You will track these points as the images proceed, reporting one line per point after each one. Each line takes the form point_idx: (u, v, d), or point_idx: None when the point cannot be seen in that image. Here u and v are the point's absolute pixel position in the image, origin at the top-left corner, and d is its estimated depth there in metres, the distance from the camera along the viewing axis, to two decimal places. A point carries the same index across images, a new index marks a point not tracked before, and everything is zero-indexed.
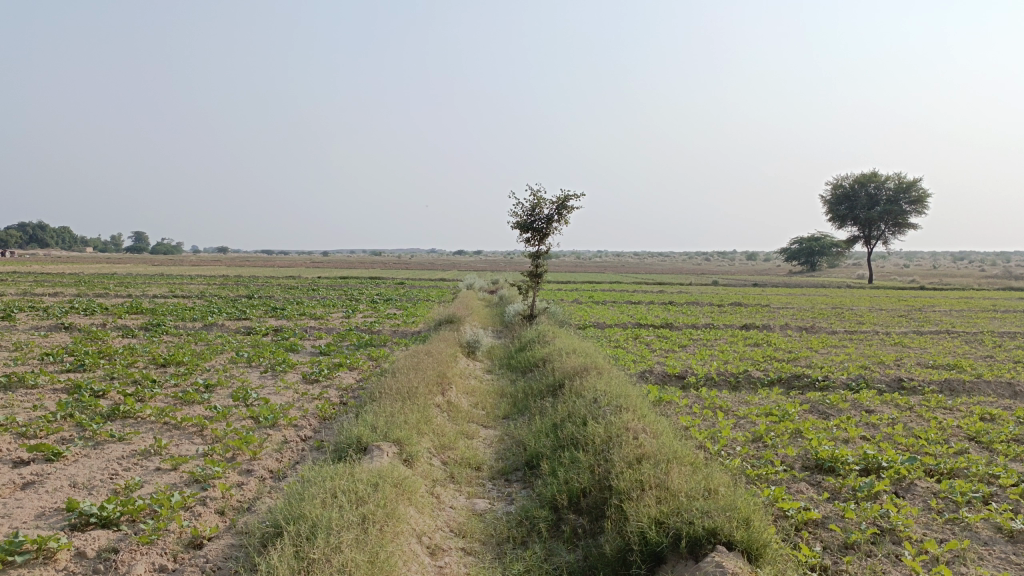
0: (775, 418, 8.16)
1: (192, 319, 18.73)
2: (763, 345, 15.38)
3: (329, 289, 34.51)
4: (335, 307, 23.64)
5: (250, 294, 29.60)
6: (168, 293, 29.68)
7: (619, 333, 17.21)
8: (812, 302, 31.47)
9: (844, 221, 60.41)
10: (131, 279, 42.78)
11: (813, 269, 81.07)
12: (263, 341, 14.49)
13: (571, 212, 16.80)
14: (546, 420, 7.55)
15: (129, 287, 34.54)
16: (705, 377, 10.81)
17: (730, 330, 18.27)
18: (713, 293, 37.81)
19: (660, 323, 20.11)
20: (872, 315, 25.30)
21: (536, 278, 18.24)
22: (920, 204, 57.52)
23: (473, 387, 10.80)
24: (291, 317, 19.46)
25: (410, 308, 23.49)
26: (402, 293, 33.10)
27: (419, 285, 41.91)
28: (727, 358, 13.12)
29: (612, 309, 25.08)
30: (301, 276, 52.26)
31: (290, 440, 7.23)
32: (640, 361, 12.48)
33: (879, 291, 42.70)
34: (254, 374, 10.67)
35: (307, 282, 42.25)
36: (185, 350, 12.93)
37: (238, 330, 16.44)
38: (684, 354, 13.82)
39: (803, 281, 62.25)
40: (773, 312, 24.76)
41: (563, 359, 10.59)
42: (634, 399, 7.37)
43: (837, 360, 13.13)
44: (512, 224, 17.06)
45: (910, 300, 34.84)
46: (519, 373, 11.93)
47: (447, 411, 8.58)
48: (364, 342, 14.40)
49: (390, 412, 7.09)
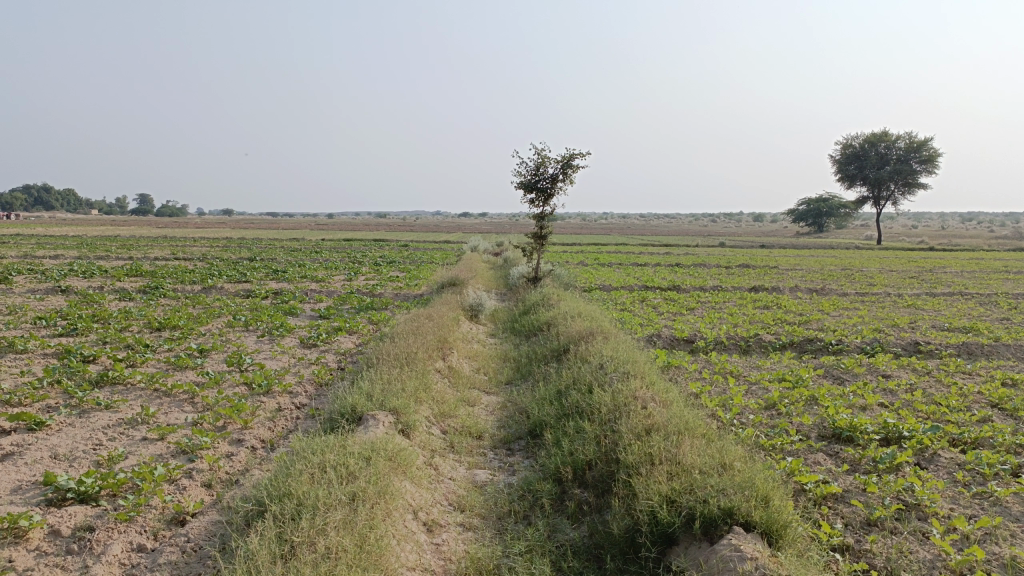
0: (789, 384, 7.84)
1: (191, 282, 18.45)
2: (772, 307, 15.03)
3: (332, 252, 34.20)
4: (337, 269, 23.33)
5: (251, 256, 29.29)
6: (169, 255, 29.40)
7: (625, 296, 16.87)
8: (821, 263, 31.02)
9: (854, 181, 59.56)
10: (134, 241, 42.52)
11: (821, 230, 80.30)
12: (262, 304, 14.20)
13: (576, 171, 16.34)
14: (550, 388, 7.25)
15: (131, 249, 34.28)
16: (714, 341, 10.49)
17: (739, 292, 17.90)
18: (720, 254, 37.38)
19: (667, 285, 19.74)
20: (882, 276, 24.88)
21: (540, 240, 17.86)
22: (932, 164, 56.62)
23: (475, 352, 10.51)
24: (292, 280, 19.17)
25: (412, 270, 23.17)
26: (405, 255, 32.78)
27: (423, 246, 41.58)
28: (737, 321, 12.78)
29: (618, 271, 24.71)
30: (305, 238, 51.91)
31: (284, 408, 6.95)
32: (647, 324, 12.15)
33: (888, 252, 42.12)
34: (250, 338, 10.39)
35: (311, 244, 41.95)
36: (181, 313, 12.65)
37: (237, 292, 16.16)
38: (692, 317, 13.47)
39: (811, 242, 61.61)
40: (781, 274, 24.37)
41: (568, 323, 10.25)
42: (642, 365, 7.04)
43: (849, 323, 12.77)
44: (516, 184, 16.62)
45: (920, 261, 34.33)
46: (522, 337, 11.61)
47: (447, 377, 8.29)
48: (364, 305, 14.09)
49: (387, 379, 6.79)
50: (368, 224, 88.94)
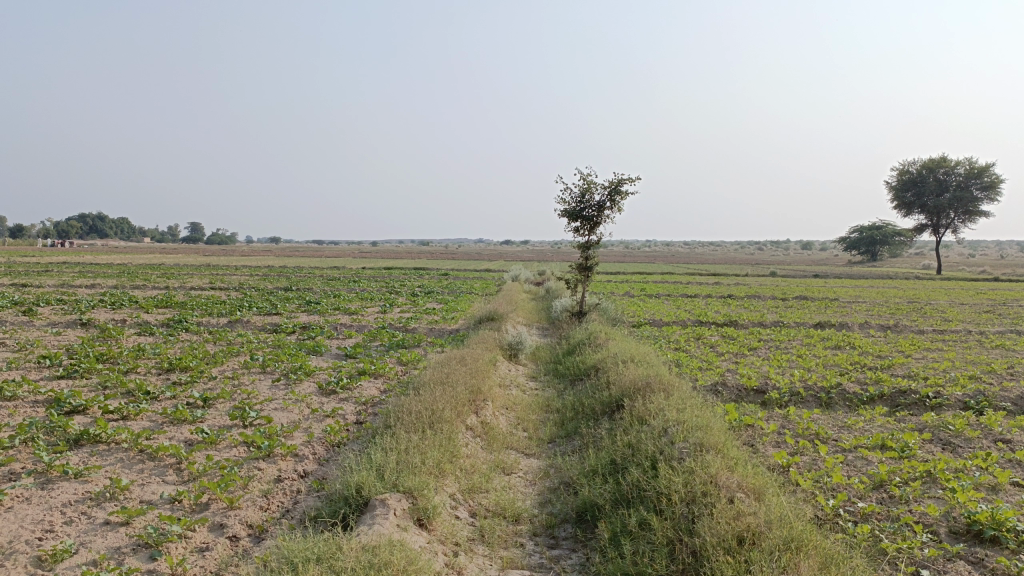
0: (895, 455, 6.46)
1: (219, 314, 17.55)
2: (844, 348, 13.50)
3: (370, 282, 33.31)
4: (373, 301, 22.30)
5: (287, 286, 28.61)
6: (206, 285, 28.80)
7: (677, 333, 15.49)
8: (884, 295, 29.15)
9: (911, 208, 57.12)
10: (177, 270, 42.36)
11: (874, 258, 77.43)
12: (286, 341, 13.17)
13: (625, 198, 15.13)
14: (603, 457, 5.98)
15: (172, 278, 33.93)
16: (789, 392, 9.09)
17: (803, 329, 16.35)
18: (772, 285, 35.63)
19: (722, 320, 18.29)
20: (955, 311, 22.93)
21: (585, 271, 16.63)
22: (994, 191, 54.02)
23: (514, 401, 9.28)
24: (324, 313, 18.21)
25: (450, 302, 22.08)
26: (444, 285, 31.73)
27: (463, 276, 40.48)
28: (808, 366, 11.31)
29: (666, 303, 23.27)
30: (347, 267, 51.38)
31: (285, 479, 5.82)
32: (707, 369, 10.78)
33: (951, 284, 39.76)
34: (263, 383, 9.31)
35: (350, 273, 41.27)
36: (198, 352, 11.68)
37: (263, 327, 15.22)
38: (756, 360, 12.06)
39: (866, 272, 59.09)
40: (843, 308, 22.67)
41: (620, 368, 8.94)
42: (716, 432, 5.75)
43: (938, 369, 11.21)
44: (560, 212, 15.48)
45: (991, 293, 32.09)
46: (568, 384, 10.30)
47: (479, 437, 7.07)
48: (394, 343, 12.97)
49: (405, 445, 5.63)
50: (411, 253, 88.49)
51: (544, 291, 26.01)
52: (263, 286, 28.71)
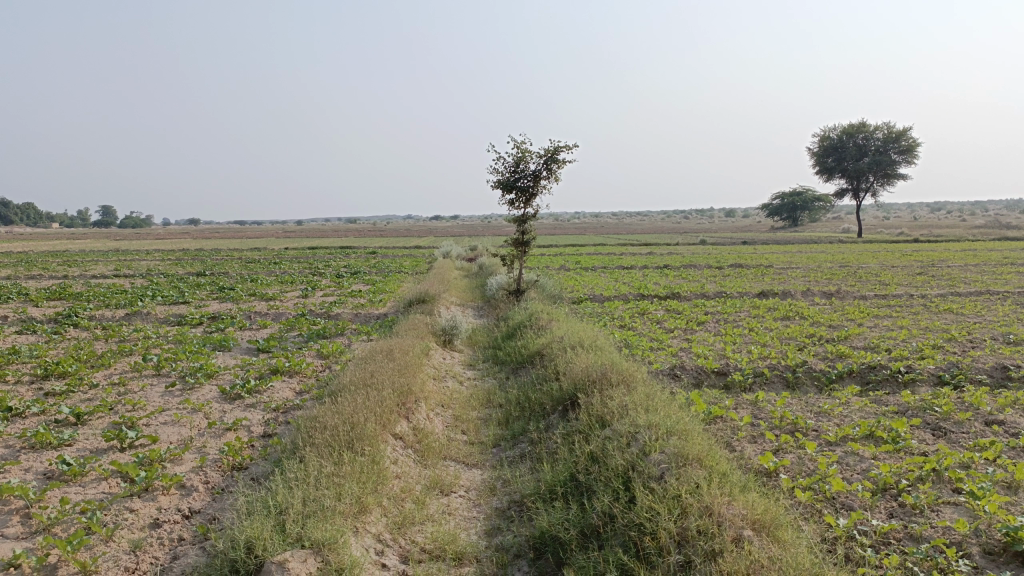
0: (890, 449, 5.68)
1: (118, 306, 15.78)
2: (795, 319, 12.84)
3: (292, 263, 31.53)
4: (293, 285, 20.73)
5: (201, 271, 26.65)
6: (109, 273, 26.50)
7: (621, 308, 14.62)
8: (815, 260, 29.06)
9: (833, 173, 58.18)
10: (80, 256, 39.25)
11: (796, 224, 78.96)
12: (190, 336, 11.68)
13: (562, 166, 14.11)
14: (560, 473, 4.98)
15: (76, 266, 31.36)
16: (753, 372, 8.26)
17: (748, 299, 15.69)
18: (704, 253, 35.30)
19: (664, 292, 17.53)
20: (888, 274, 22.90)
21: (521, 245, 15.57)
22: (911, 154, 55.36)
23: (451, 397, 8.20)
24: (237, 300, 16.64)
25: (377, 283, 20.73)
26: (372, 265, 30.28)
27: (391, 254, 38.93)
28: (764, 340, 10.55)
29: (604, 276, 22.51)
30: (268, 248, 49.02)
31: (164, 524, 4.62)
32: (659, 350, 9.91)
33: (872, 246, 40.51)
34: (155, 391, 7.95)
35: (273, 255, 39.23)
36: (83, 353, 10.14)
37: (166, 319, 13.66)
38: (708, 336, 11.30)
39: (791, 237, 59.93)
40: (780, 275, 22.30)
41: (570, 354, 7.92)
42: (695, 437, 4.81)
43: (898, 339, 10.61)
44: (493, 183, 14.34)
45: (916, 255, 32.49)
46: (510, 374, 9.22)
47: (410, 449, 5.97)
48: (314, 333, 11.67)
49: (316, 477, 4.49)
50: (339, 231, 85.74)
51: (476, 268, 24.85)
52: (174, 271, 26.61)
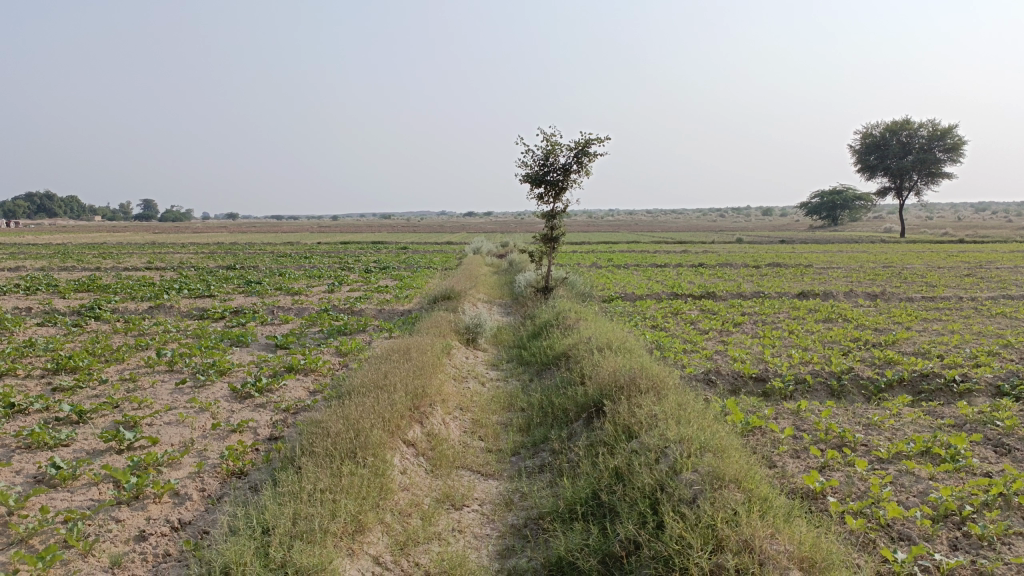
0: (951, 468, 5.11)
1: (142, 299, 15.64)
2: (837, 321, 12.18)
3: (322, 258, 31.40)
4: (321, 280, 20.51)
5: (231, 265, 26.58)
6: (141, 266, 26.59)
7: (653, 308, 14.07)
8: (856, 261, 28.07)
9: (874, 171, 56.68)
10: (116, 249, 39.69)
11: (836, 222, 77.22)
12: (209, 330, 11.42)
13: (593, 159, 13.61)
14: (581, 490, 4.53)
15: (111, 258, 31.62)
16: (794, 379, 7.71)
17: (787, 300, 15.01)
18: (741, 252, 34.39)
19: (699, 291, 16.94)
20: (934, 275, 21.98)
21: (550, 242, 15.10)
22: (957, 152, 53.66)
23: (470, 399, 7.78)
24: (262, 294, 16.42)
25: (405, 279, 20.43)
26: (402, 260, 30.05)
27: (422, 249, 38.70)
28: (805, 344, 9.95)
29: (637, 274, 21.94)
30: (301, 243, 49.09)
31: (149, 537, 4.27)
32: (692, 353, 9.38)
33: (915, 247, 39.28)
34: (164, 389, 7.65)
35: (305, 249, 39.18)
36: (99, 347, 9.92)
37: (188, 313, 13.45)
38: (745, 338, 10.74)
39: (830, 237, 58.49)
40: (820, 275, 21.53)
41: (597, 356, 7.44)
42: (732, 454, 4.32)
43: (950, 344, 9.95)
44: (522, 176, 13.90)
45: (963, 257, 31.23)
46: (534, 376, 8.75)
47: (422, 457, 5.56)
48: (335, 329, 11.34)
49: (310, 492, 4.09)
50: (372, 227, 85.93)
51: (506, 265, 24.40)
52: (205, 265, 26.62)
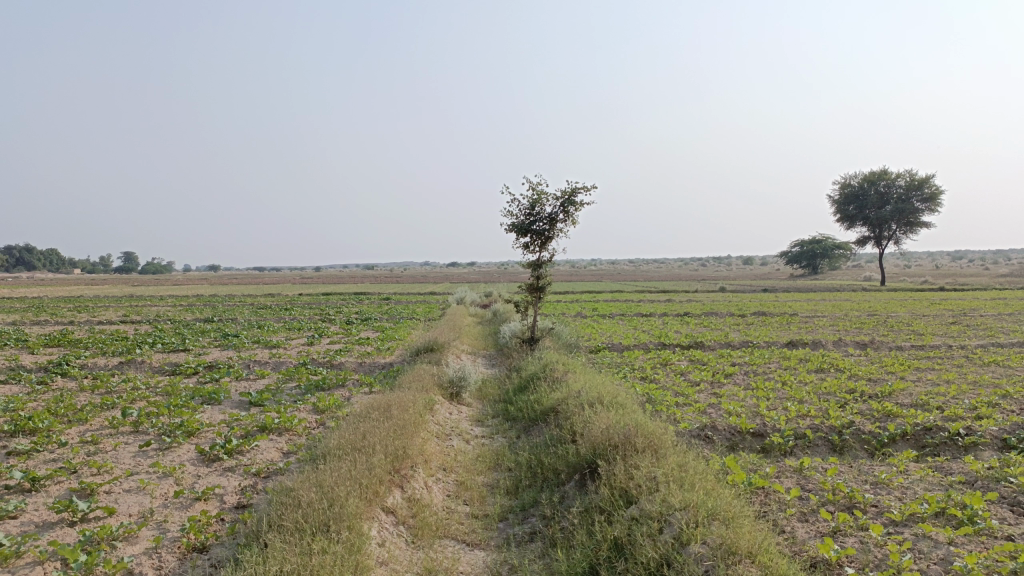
0: (971, 532, 4.76)
1: (114, 354, 15.08)
2: (830, 371, 11.90)
3: (303, 310, 30.90)
4: (300, 333, 20.02)
5: (209, 318, 25.99)
6: (116, 319, 25.94)
7: (641, 358, 13.74)
8: (841, 309, 27.98)
9: (854, 220, 57.33)
10: (92, 301, 38.92)
11: (817, 271, 77.80)
12: (181, 387, 10.92)
13: (579, 208, 13.43)
14: (577, 564, 4.13)
15: (86, 311, 30.87)
16: (794, 434, 7.37)
17: (776, 349, 14.74)
18: (726, 301, 34.28)
19: (687, 341, 16.65)
20: (921, 323, 21.88)
21: (535, 292, 14.81)
22: (933, 201, 54.45)
23: (454, 459, 7.35)
24: (239, 348, 15.91)
25: (387, 331, 19.99)
26: (385, 311, 29.63)
27: (404, 300, 38.29)
28: (800, 396, 9.64)
29: (623, 324, 21.67)
30: (283, 295, 48.58)
31: None
32: (685, 406, 9.04)
33: (898, 295, 39.45)
34: (128, 452, 7.16)
35: (286, 301, 38.64)
36: (62, 406, 9.40)
37: (160, 369, 12.93)
38: (738, 390, 10.42)
39: (812, 285, 58.78)
40: (807, 324, 21.34)
41: (587, 412, 7.07)
42: (741, 523, 3.96)
43: (949, 395, 9.67)
44: (506, 226, 13.68)
45: (946, 305, 31.28)
46: (522, 433, 8.35)
47: (402, 526, 5.13)
48: (313, 384, 10.88)
49: (276, 574, 3.68)
50: (355, 278, 85.49)
51: (490, 315, 24.04)
52: (182, 318, 26.00)
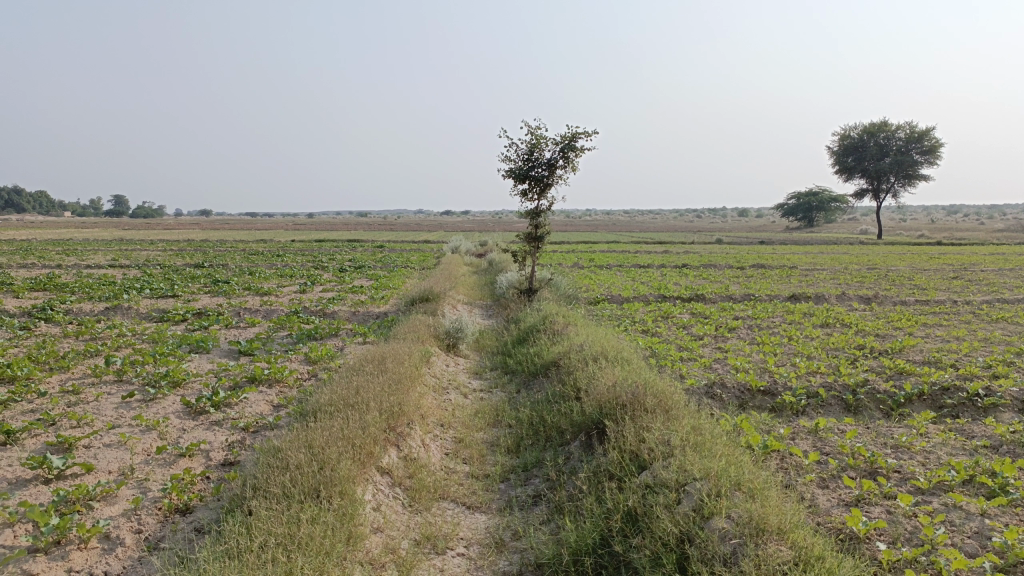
0: (1005, 503, 4.48)
1: (100, 300, 14.65)
2: (836, 326, 11.62)
3: (295, 257, 30.40)
4: (293, 280, 19.59)
5: (199, 264, 25.52)
6: (104, 264, 25.40)
7: (641, 311, 13.42)
8: (839, 262, 27.70)
9: (852, 173, 56.72)
10: (79, 246, 38.31)
11: (812, 224, 77.43)
12: (167, 335, 10.54)
13: (580, 155, 12.94)
14: (588, 535, 3.84)
15: (74, 255, 30.33)
16: (806, 392, 7.09)
17: (779, 303, 14.44)
18: (722, 253, 33.90)
19: (687, 293, 16.34)
20: (921, 278, 21.60)
21: (534, 241, 14.40)
22: (933, 154, 53.83)
23: (452, 414, 7.04)
24: (229, 295, 15.50)
25: (381, 279, 19.60)
26: (379, 259, 29.21)
27: (398, 248, 37.82)
28: (809, 352, 9.35)
29: (620, 275, 21.34)
30: (275, 241, 47.92)
31: None
32: (690, 361, 8.74)
33: (894, 248, 39.21)
34: (110, 404, 6.80)
35: (278, 247, 38.04)
36: (43, 353, 9.01)
37: (147, 316, 12.52)
38: (743, 345, 10.13)
39: (809, 238, 58.40)
40: (807, 277, 21.06)
41: (592, 368, 6.74)
42: (767, 495, 3.66)
43: (960, 352, 9.40)
44: (505, 172, 13.20)
45: (945, 259, 31.00)
46: (521, 387, 8.03)
47: (399, 488, 4.83)
48: (304, 333, 10.54)
49: (263, 546, 3.37)
50: (348, 225, 84.70)
51: (485, 265, 23.65)
52: (171, 263, 25.50)
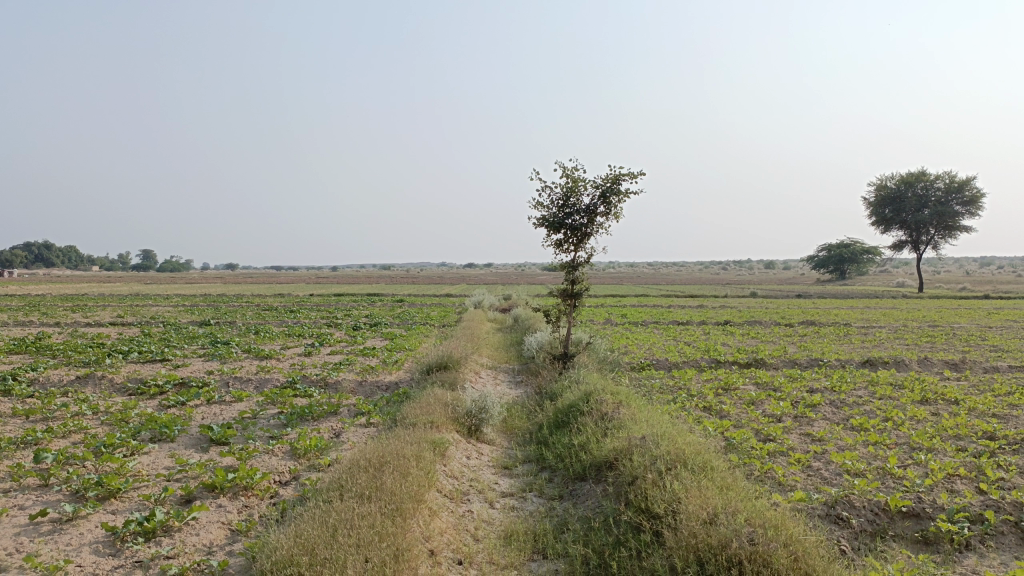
0: None
1: (76, 366, 12.91)
2: (939, 404, 9.56)
3: (309, 313, 28.66)
4: (300, 341, 17.79)
5: (206, 321, 23.84)
6: (107, 321, 23.80)
7: (697, 381, 11.43)
8: (894, 319, 25.46)
9: (889, 224, 54.50)
10: (88, 301, 36.93)
11: (845, 276, 74.80)
12: (132, 413, 8.74)
13: (623, 199, 11.20)
14: None
15: (82, 312, 28.78)
16: (966, 516, 5.12)
17: (855, 371, 12.39)
18: (762, 309, 31.65)
19: (742, 357, 14.31)
20: (996, 338, 19.36)
21: (567, 298, 12.55)
22: (975, 205, 51.64)
23: (473, 541, 5.10)
24: (224, 360, 13.71)
25: (397, 339, 17.79)
26: (397, 315, 27.46)
27: (418, 304, 36.02)
28: (929, 443, 7.33)
29: (660, 335, 19.33)
30: (292, 295, 46.39)
31: None
32: (782, 457, 6.79)
33: (941, 303, 36.82)
34: (8, 530, 4.95)
35: (291, 303, 36.35)
36: None
37: (121, 388, 10.75)
38: (836, 429, 8.13)
39: (846, 291, 55.88)
40: (868, 337, 18.93)
41: (670, 484, 4.83)
42: None
43: None
44: (536, 220, 11.46)
45: (1006, 315, 28.65)
46: (565, 497, 6.10)
47: None
48: (297, 412, 8.70)
49: None
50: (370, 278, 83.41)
51: (511, 321, 21.78)
52: (177, 320, 23.84)
